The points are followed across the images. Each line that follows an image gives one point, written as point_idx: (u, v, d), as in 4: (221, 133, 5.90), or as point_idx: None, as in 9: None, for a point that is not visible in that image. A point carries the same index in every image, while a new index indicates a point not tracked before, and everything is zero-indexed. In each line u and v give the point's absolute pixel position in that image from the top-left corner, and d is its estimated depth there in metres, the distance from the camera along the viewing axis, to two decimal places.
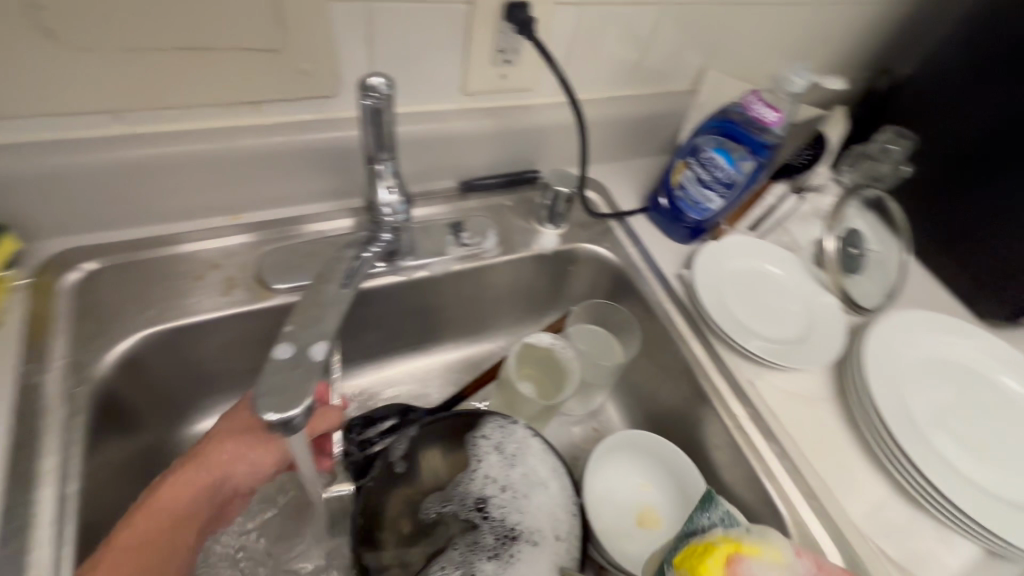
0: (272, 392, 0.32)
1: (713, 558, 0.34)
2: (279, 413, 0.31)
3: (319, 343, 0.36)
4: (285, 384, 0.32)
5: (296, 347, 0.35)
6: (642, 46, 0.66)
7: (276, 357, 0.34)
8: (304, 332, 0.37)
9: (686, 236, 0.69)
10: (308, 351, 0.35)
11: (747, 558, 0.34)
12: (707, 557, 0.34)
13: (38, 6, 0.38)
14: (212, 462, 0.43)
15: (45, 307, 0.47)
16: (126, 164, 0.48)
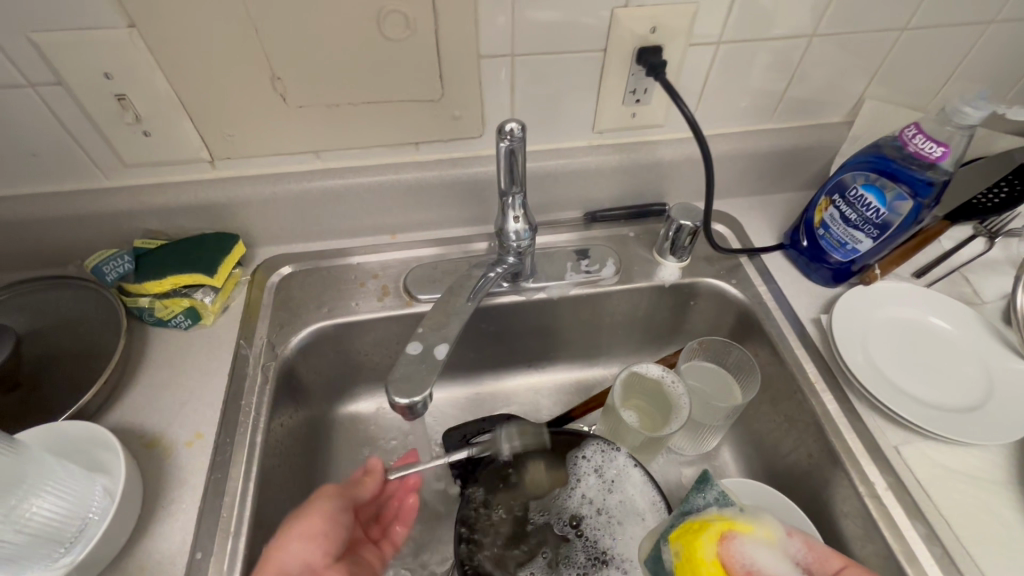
0: (402, 379, 0.40)
1: (707, 531, 0.41)
2: (406, 397, 0.39)
3: (441, 345, 0.44)
4: (412, 375, 0.40)
5: (423, 346, 0.43)
6: (787, 79, 0.64)
7: (408, 352, 0.43)
8: (431, 334, 0.45)
9: (828, 279, 0.64)
10: (432, 351, 0.43)
11: (735, 532, 0.40)
12: (701, 530, 0.41)
13: (278, 77, 0.52)
14: (287, 528, 0.46)
15: (256, 299, 0.62)
16: (321, 192, 0.62)
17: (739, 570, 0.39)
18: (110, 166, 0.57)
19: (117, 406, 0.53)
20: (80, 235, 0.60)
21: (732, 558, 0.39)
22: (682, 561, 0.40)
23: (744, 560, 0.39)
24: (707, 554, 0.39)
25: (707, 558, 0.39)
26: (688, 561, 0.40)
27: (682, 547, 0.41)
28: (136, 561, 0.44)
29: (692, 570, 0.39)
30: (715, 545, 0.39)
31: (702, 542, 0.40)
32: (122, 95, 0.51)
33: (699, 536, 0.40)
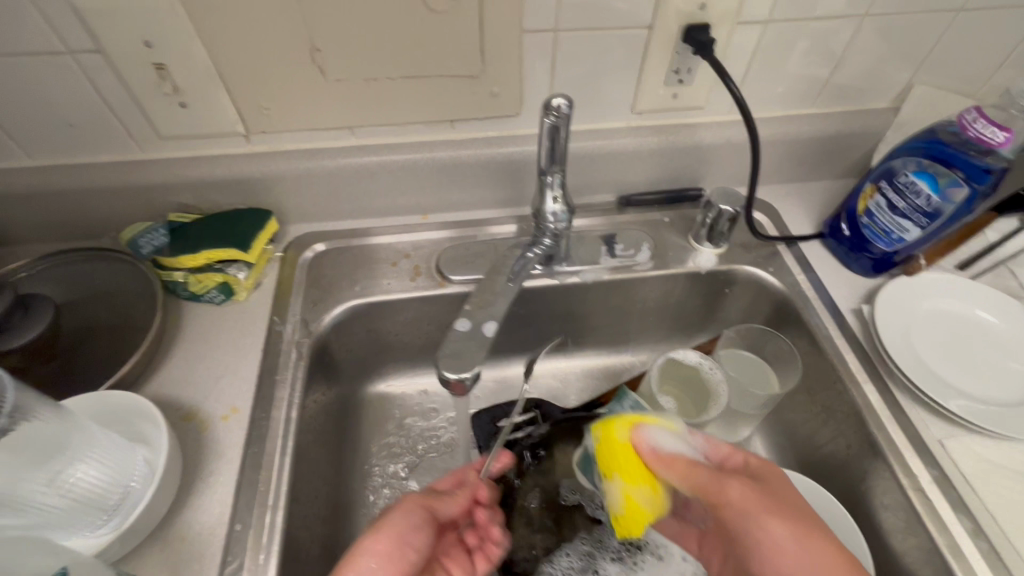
0: (454, 355, 0.43)
1: (620, 422, 0.41)
2: (457, 374, 0.42)
3: (489, 323, 0.46)
4: (463, 351, 0.43)
5: (472, 324, 0.46)
6: (836, 61, 0.62)
7: (458, 329, 0.45)
8: (480, 312, 0.47)
9: (868, 268, 0.62)
10: (482, 328, 0.46)
11: (646, 422, 0.41)
12: (614, 419, 0.42)
13: (318, 49, 0.51)
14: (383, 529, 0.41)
15: (288, 276, 0.62)
16: (356, 169, 0.61)
17: (644, 453, 0.39)
18: (145, 137, 0.57)
19: (153, 378, 0.53)
20: (114, 207, 0.60)
21: (641, 441, 0.40)
22: (601, 443, 0.41)
23: (651, 445, 0.40)
24: (620, 442, 0.40)
25: (619, 443, 0.40)
26: (605, 443, 0.41)
27: (600, 432, 0.42)
28: (176, 531, 0.44)
29: (605, 453, 0.41)
30: (626, 431, 0.40)
31: (614, 429, 0.41)
32: (162, 64, 0.50)
33: (611, 424, 0.41)
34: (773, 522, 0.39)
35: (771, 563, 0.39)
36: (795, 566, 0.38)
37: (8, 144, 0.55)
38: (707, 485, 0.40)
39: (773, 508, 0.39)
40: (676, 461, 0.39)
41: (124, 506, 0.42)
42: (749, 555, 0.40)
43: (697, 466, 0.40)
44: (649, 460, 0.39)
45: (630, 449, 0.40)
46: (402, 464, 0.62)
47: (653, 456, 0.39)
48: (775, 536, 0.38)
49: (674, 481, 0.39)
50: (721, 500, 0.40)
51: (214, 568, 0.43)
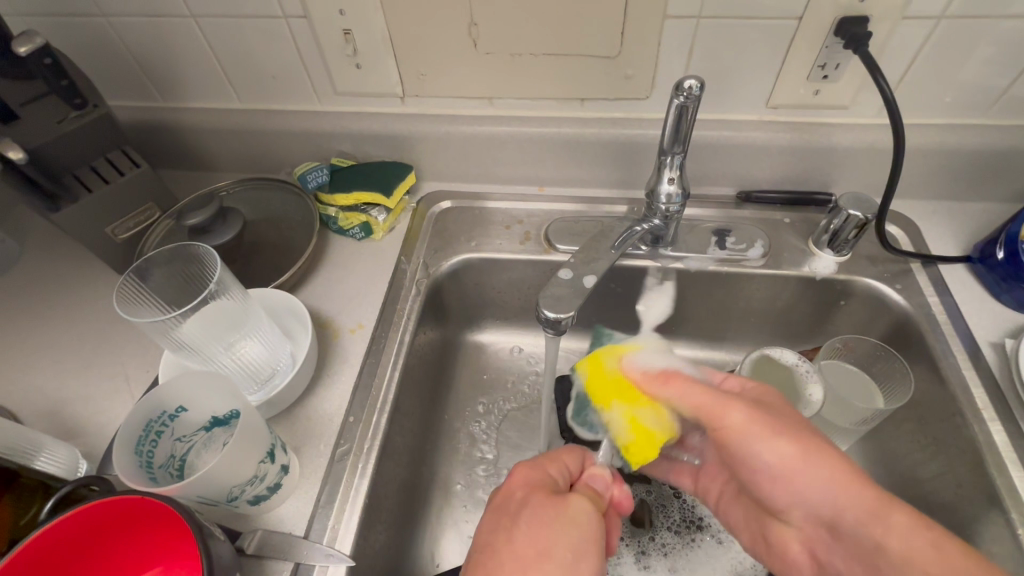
0: (551, 297, 0.49)
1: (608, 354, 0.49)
2: (552, 313, 0.48)
3: (589, 276, 0.51)
4: (560, 295, 0.49)
5: (574, 274, 0.51)
6: (1020, 68, 0.55)
7: (559, 276, 0.51)
8: (581, 266, 0.52)
9: (1023, 302, 0.56)
10: (581, 280, 0.50)
11: (628, 353, 0.48)
12: (602, 355, 0.49)
13: (475, 25, 0.57)
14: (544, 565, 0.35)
15: (417, 225, 0.70)
16: (489, 137, 0.67)
17: (635, 373, 0.45)
18: (325, 92, 0.68)
19: (303, 290, 0.64)
20: (292, 148, 0.72)
21: (629, 367, 0.46)
22: (591, 379, 0.48)
23: (637, 368, 0.46)
24: (609, 373, 0.47)
25: (608, 375, 0.47)
26: (595, 378, 0.48)
27: (592, 369, 0.49)
28: (304, 411, 0.54)
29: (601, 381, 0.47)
30: (613, 362, 0.47)
31: (600, 362, 0.48)
32: (349, 30, 0.60)
33: (598, 359, 0.48)
34: (776, 440, 0.37)
35: (782, 487, 0.38)
36: (807, 490, 0.36)
37: (228, 89, 0.69)
38: (697, 399, 0.40)
39: (776, 426, 0.38)
40: (666, 374, 0.43)
41: (272, 379, 0.53)
42: (757, 480, 0.39)
43: (691, 386, 0.41)
44: (641, 378, 0.45)
45: (619, 372, 0.46)
46: (486, 408, 0.68)
47: (641, 375, 0.45)
48: (770, 463, 0.37)
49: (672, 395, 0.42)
50: (721, 422, 0.39)
51: (329, 447, 0.52)
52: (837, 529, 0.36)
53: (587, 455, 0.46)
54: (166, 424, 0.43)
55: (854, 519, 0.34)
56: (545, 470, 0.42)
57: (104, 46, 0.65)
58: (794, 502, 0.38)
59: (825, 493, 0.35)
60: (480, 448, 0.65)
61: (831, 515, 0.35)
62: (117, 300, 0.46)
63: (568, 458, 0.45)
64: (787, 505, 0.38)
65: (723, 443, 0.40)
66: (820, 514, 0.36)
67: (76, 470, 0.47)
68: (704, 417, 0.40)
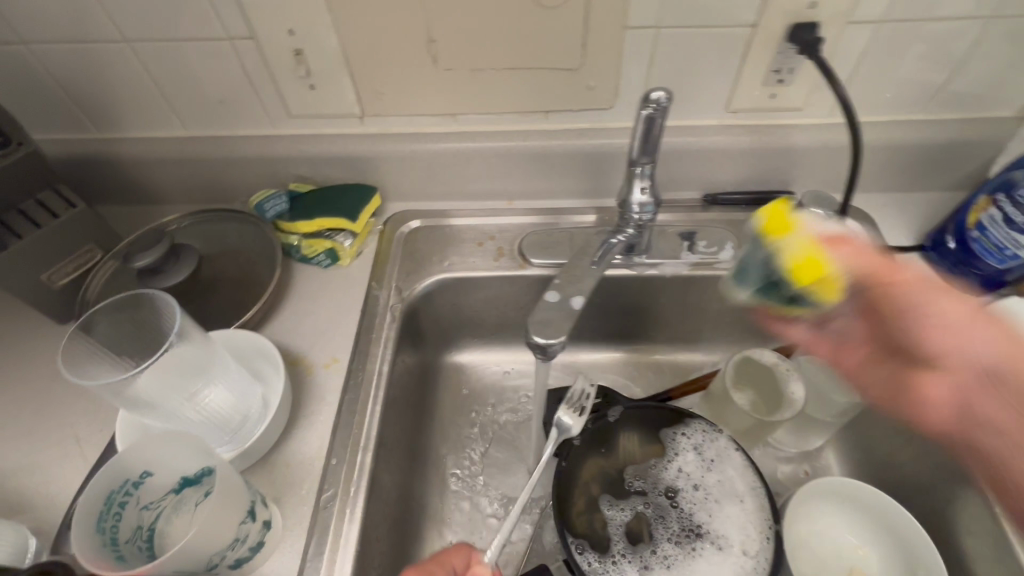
0: (541, 322, 0.47)
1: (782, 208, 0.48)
2: (543, 339, 0.46)
3: (578, 297, 0.50)
4: (550, 320, 0.47)
5: (561, 296, 0.50)
6: (954, 65, 0.59)
7: (547, 299, 0.49)
8: (567, 286, 0.51)
9: (973, 286, 0.58)
10: (569, 301, 0.49)
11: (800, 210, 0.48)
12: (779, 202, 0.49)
13: (434, 41, 0.56)
14: None
15: (386, 247, 0.67)
16: (455, 153, 0.66)
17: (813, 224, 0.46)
18: (278, 116, 0.64)
19: (270, 326, 0.60)
20: (245, 176, 0.68)
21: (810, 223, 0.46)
22: (762, 216, 0.47)
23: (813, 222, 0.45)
24: (781, 211, 0.46)
25: (781, 213, 0.46)
26: (769, 212, 0.47)
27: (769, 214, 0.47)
28: (282, 457, 0.51)
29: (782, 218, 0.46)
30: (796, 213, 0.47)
31: (779, 203, 0.48)
32: (300, 50, 0.57)
33: (778, 202, 0.48)
34: (948, 296, 0.40)
35: (941, 337, 0.39)
36: (981, 338, 0.37)
37: (171, 116, 0.64)
38: (863, 258, 0.43)
39: (945, 288, 0.41)
40: (837, 235, 0.44)
41: (243, 425, 0.49)
42: (922, 336, 0.41)
43: (860, 249, 0.43)
44: (819, 236, 0.44)
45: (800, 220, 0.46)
46: (472, 432, 0.66)
47: (813, 228, 0.45)
48: (913, 277, 0.42)
49: (840, 253, 0.43)
50: (891, 276, 0.42)
51: (312, 493, 0.49)
52: (1004, 381, 0.36)
53: (472, 555, 0.45)
54: (130, 493, 0.39)
55: (1015, 371, 0.36)
56: (427, 572, 0.43)
57: (25, 76, 0.60)
58: (954, 355, 0.39)
59: (991, 340, 0.37)
60: (470, 473, 0.63)
61: (998, 365, 0.37)
62: (62, 361, 0.43)
63: (451, 552, 0.45)
64: (946, 353, 0.39)
65: (889, 296, 0.42)
66: (982, 360, 0.37)
67: (25, 550, 0.42)
68: (872, 274, 0.42)
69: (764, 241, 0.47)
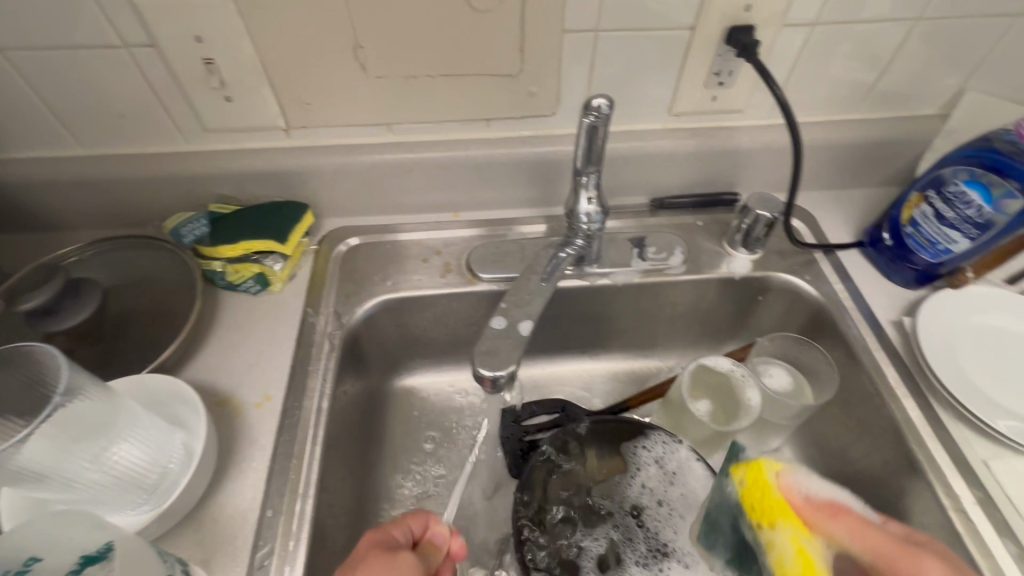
0: (488, 351, 0.45)
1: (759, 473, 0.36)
2: (491, 371, 0.44)
3: (525, 322, 0.48)
4: (496, 348, 0.45)
5: (507, 322, 0.48)
6: (882, 66, 0.60)
7: (493, 326, 0.47)
8: (514, 311, 0.49)
9: (909, 279, 0.60)
10: (517, 327, 0.47)
11: (787, 467, 0.36)
12: (757, 458, 0.36)
13: (361, 47, 0.52)
14: None
15: (322, 269, 0.63)
16: (393, 165, 0.62)
17: (804, 498, 0.34)
18: (192, 130, 0.58)
19: (193, 363, 0.54)
20: (158, 196, 0.62)
21: (795, 492, 0.35)
22: (748, 491, 0.35)
23: (806, 491, 0.35)
24: (772, 490, 0.35)
25: (773, 492, 0.34)
26: (755, 492, 0.35)
27: (744, 485, 0.36)
28: (210, 511, 0.45)
29: (761, 508, 0.34)
30: (776, 477, 0.35)
31: (762, 470, 0.35)
32: (210, 58, 0.52)
33: (757, 463, 0.36)
34: None
35: None
36: None
37: (64, 134, 0.57)
38: (874, 544, 0.33)
39: None
40: (837, 508, 0.34)
41: (163, 481, 0.44)
42: None
43: (869, 532, 0.33)
44: (812, 516, 0.34)
45: (783, 496, 0.34)
46: (427, 459, 0.62)
47: (808, 503, 0.34)
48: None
49: (842, 536, 0.33)
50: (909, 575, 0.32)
51: (245, 551, 0.44)
52: None
53: (435, 515, 0.45)
54: None
55: None
56: (386, 529, 0.42)
57: None
58: None
59: None
60: (425, 504, 0.59)
61: None
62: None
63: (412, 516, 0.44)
64: None
65: None
66: None
67: None
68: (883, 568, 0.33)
69: (745, 526, 0.35)
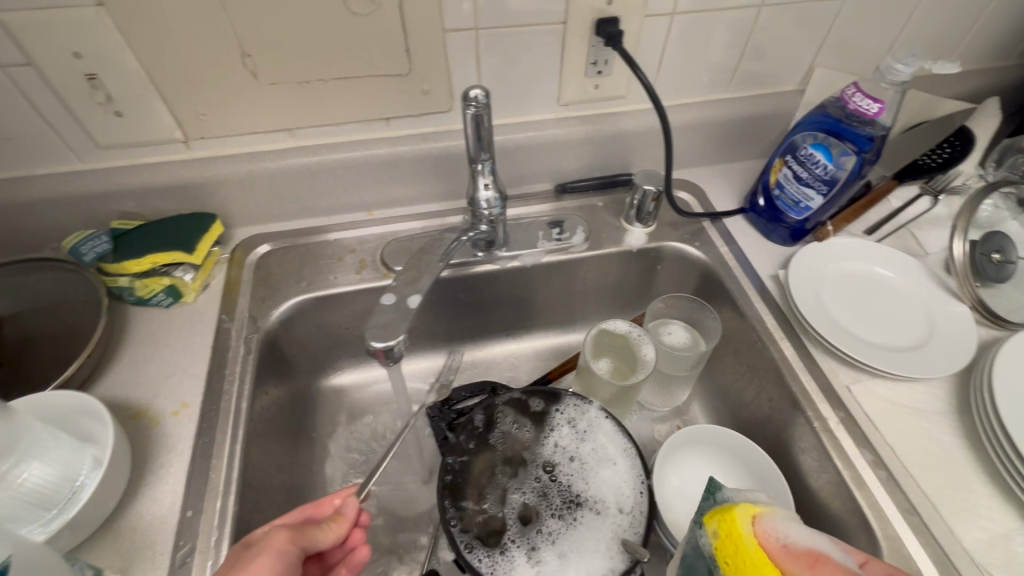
0: (379, 327, 0.48)
1: (738, 510, 0.36)
2: (383, 343, 0.47)
3: (415, 296, 0.51)
4: (387, 323, 0.48)
5: (397, 298, 0.51)
6: (741, 49, 0.67)
7: (384, 304, 0.50)
8: (405, 287, 0.52)
9: (785, 237, 0.67)
10: (406, 301, 0.50)
11: (764, 513, 0.36)
12: (731, 507, 0.36)
13: (248, 55, 0.53)
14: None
15: (236, 277, 0.63)
16: (298, 170, 0.63)
17: (779, 547, 0.33)
18: (83, 148, 0.58)
19: (102, 381, 0.54)
20: (53, 218, 0.60)
21: (768, 537, 0.34)
22: (723, 544, 0.35)
23: (781, 539, 0.34)
24: (746, 542, 0.34)
25: (746, 543, 0.34)
26: (729, 546, 0.34)
27: (721, 531, 0.35)
28: (127, 521, 0.46)
29: (736, 552, 0.34)
30: (751, 523, 0.35)
31: (735, 521, 0.35)
32: (93, 74, 0.52)
33: (731, 513, 0.35)
34: None
35: None
36: None
37: None
38: None
39: None
40: (816, 557, 0.33)
41: (75, 493, 0.43)
42: None
43: None
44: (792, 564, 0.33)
45: (758, 543, 0.34)
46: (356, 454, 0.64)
47: (785, 551, 0.33)
48: None
49: None
50: None
51: (167, 554, 0.44)
52: None
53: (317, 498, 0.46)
54: None
55: None
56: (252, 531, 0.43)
57: None
58: None
59: None
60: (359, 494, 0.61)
61: None
62: None
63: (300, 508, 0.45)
64: None
65: None
66: None
67: None
68: None
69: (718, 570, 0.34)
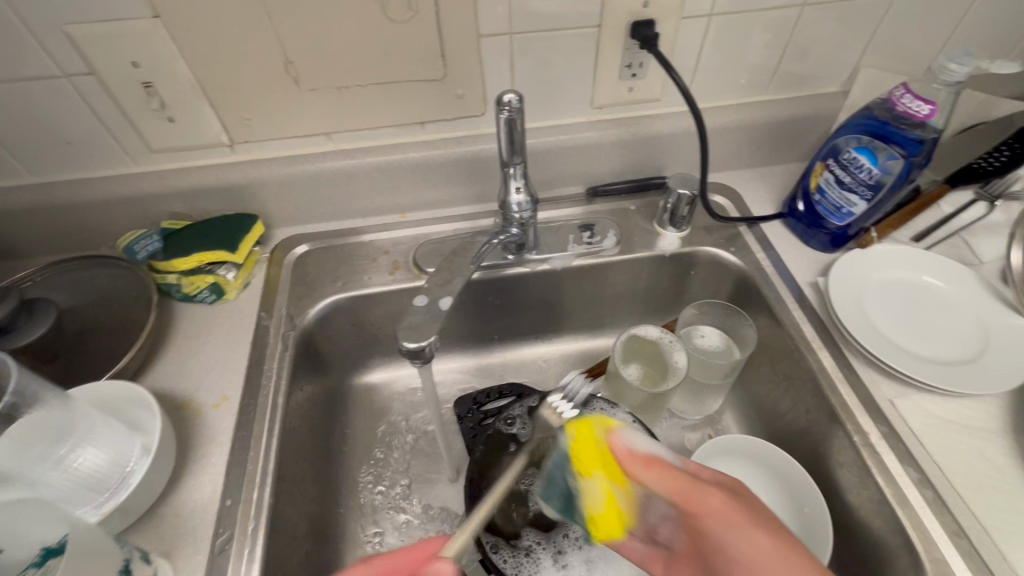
0: (413, 328, 0.49)
1: (596, 421, 0.38)
2: (414, 343, 0.48)
3: (446, 299, 0.52)
4: (420, 324, 0.49)
5: (430, 300, 0.51)
6: (782, 50, 0.65)
7: (416, 305, 0.51)
8: (437, 289, 0.52)
9: (826, 244, 0.65)
10: (438, 303, 0.51)
11: (621, 424, 0.38)
12: (588, 419, 0.39)
13: (291, 62, 0.55)
14: None
15: (275, 275, 0.65)
16: (335, 173, 0.65)
17: (624, 447, 0.36)
18: (138, 152, 0.61)
19: (151, 373, 0.57)
20: (111, 218, 0.64)
21: (617, 442, 0.37)
22: (578, 445, 0.38)
23: (629, 444, 0.36)
24: (597, 442, 0.37)
25: (597, 444, 0.37)
26: (582, 444, 0.37)
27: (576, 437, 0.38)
28: (171, 508, 0.48)
29: (586, 454, 0.37)
30: (604, 429, 0.38)
31: (591, 426, 0.38)
32: (148, 82, 0.55)
33: (588, 422, 0.38)
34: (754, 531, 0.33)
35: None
36: None
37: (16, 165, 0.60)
38: (680, 484, 0.35)
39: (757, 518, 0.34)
40: (654, 457, 0.36)
41: (125, 478, 0.46)
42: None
43: (673, 471, 0.35)
44: (628, 458, 0.36)
45: (608, 446, 0.37)
46: (386, 451, 0.65)
47: (628, 454, 0.36)
48: (719, 506, 0.34)
49: (652, 481, 0.35)
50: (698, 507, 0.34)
51: (207, 540, 0.46)
52: None
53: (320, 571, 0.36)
54: None
55: None
56: None
57: None
58: None
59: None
60: (388, 491, 0.62)
61: None
62: None
63: None
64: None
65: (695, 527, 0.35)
66: None
67: None
68: (681, 502, 0.35)
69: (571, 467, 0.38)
